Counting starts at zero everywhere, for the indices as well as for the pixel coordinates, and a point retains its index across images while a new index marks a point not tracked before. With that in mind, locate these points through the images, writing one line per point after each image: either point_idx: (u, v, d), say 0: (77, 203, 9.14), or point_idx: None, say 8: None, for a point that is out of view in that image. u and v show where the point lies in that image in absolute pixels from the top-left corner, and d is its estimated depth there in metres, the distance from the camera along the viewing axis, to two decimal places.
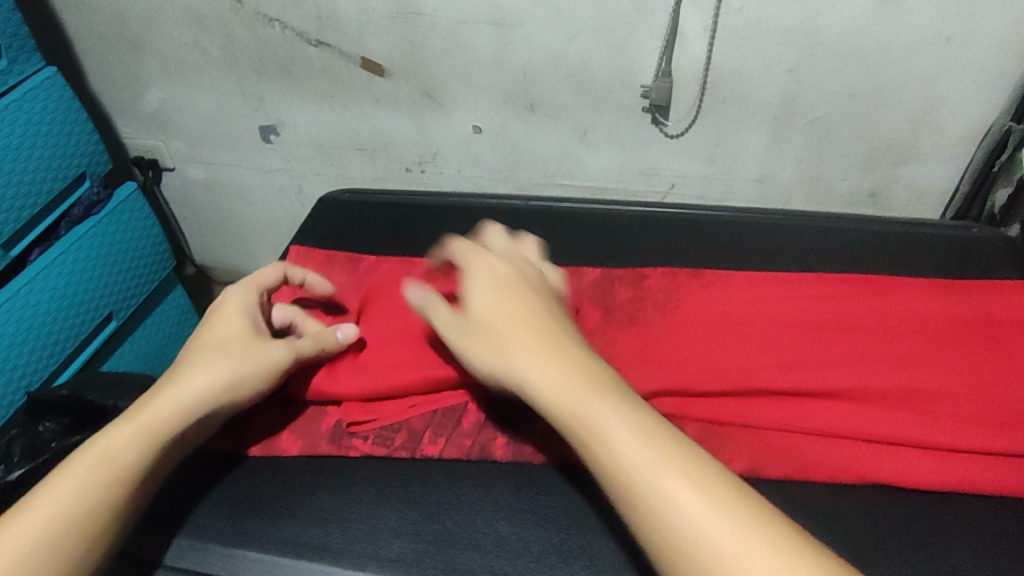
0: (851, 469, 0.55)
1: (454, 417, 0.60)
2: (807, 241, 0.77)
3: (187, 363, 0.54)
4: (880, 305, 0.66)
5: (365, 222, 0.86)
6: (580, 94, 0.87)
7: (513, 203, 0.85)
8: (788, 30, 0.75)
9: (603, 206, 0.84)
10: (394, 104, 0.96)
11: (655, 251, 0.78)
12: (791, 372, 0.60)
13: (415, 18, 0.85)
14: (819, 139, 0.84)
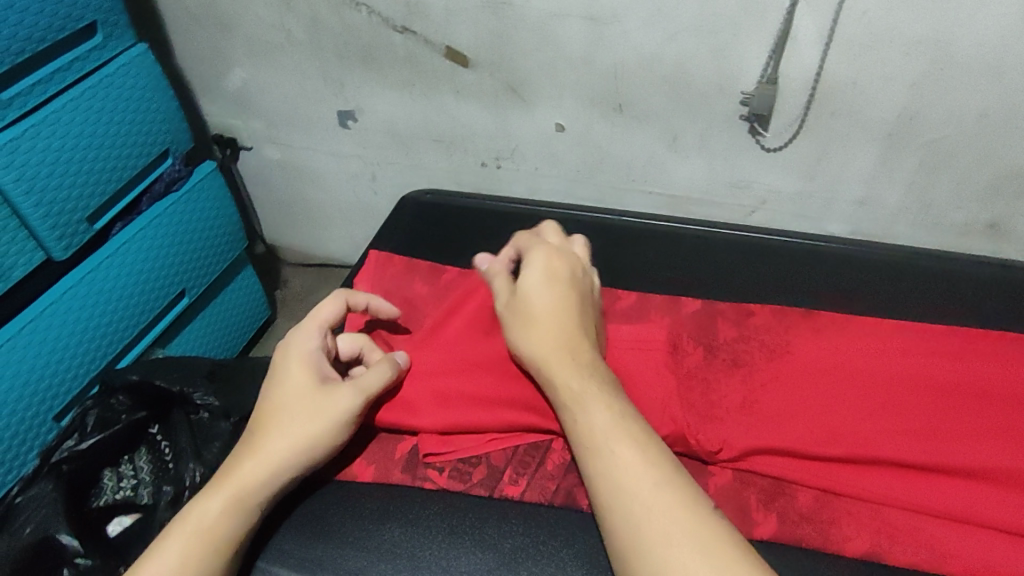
0: (985, 563, 0.52)
1: (537, 457, 0.60)
2: (921, 285, 0.72)
3: (266, 425, 0.56)
4: (1023, 371, 0.60)
5: (448, 227, 0.84)
6: (673, 97, 0.81)
7: (601, 218, 0.83)
8: (918, 40, 0.68)
9: (693, 227, 0.80)
10: (475, 97, 0.93)
11: (752, 284, 0.74)
12: (912, 442, 0.56)
13: (504, 9, 0.82)
14: (938, 162, 0.76)
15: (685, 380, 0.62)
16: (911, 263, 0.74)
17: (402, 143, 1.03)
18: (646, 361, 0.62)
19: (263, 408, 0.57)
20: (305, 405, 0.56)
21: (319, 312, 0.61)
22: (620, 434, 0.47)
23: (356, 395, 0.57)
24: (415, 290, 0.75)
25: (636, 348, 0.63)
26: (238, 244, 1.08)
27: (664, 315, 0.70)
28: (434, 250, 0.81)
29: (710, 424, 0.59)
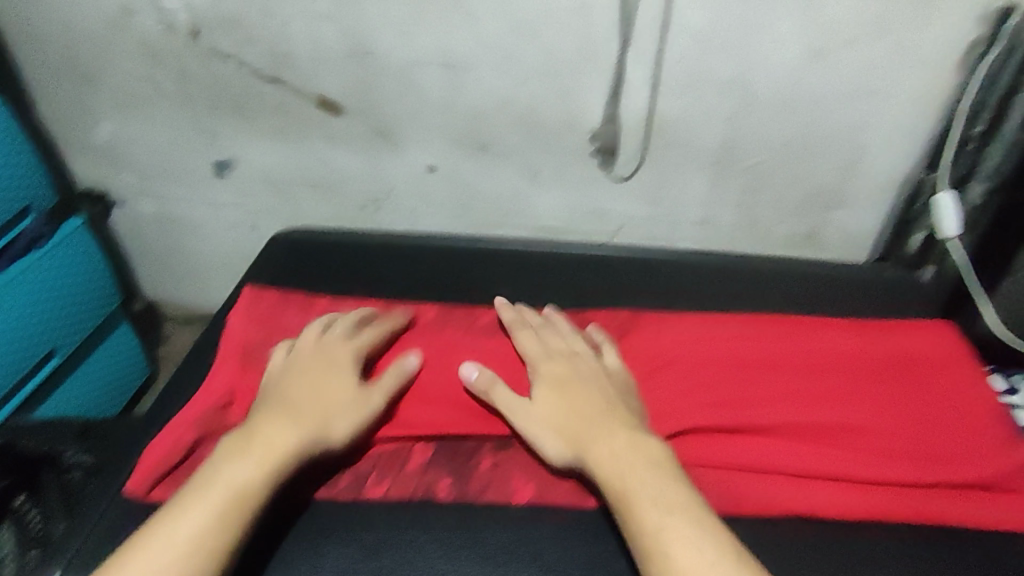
0: (776, 500, 0.65)
1: (399, 459, 0.69)
2: (731, 287, 0.84)
3: (299, 404, 0.67)
4: (808, 347, 0.77)
5: (325, 264, 0.88)
6: (530, 135, 0.90)
7: (454, 241, 0.87)
8: (725, 82, 0.80)
9: (545, 247, 0.87)
10: (348, 141, 0.97)
11: (600, 297, 0.86)
12: (718, 410, 0.71)
13: (369, 59, 0.88)
14: (756, 184, 0.88)
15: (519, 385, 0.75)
16: (728, 268, 0.85)
17: (279, 189, 1.05)
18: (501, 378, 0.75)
19: (300, 395, 0.68)
20: (315, 377, 0.70)
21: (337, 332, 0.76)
22: (643, 472, 0.59)
23: (393, 379, 0.73)
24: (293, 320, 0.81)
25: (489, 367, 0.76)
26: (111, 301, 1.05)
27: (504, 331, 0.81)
28: (305, 284, 0.87)
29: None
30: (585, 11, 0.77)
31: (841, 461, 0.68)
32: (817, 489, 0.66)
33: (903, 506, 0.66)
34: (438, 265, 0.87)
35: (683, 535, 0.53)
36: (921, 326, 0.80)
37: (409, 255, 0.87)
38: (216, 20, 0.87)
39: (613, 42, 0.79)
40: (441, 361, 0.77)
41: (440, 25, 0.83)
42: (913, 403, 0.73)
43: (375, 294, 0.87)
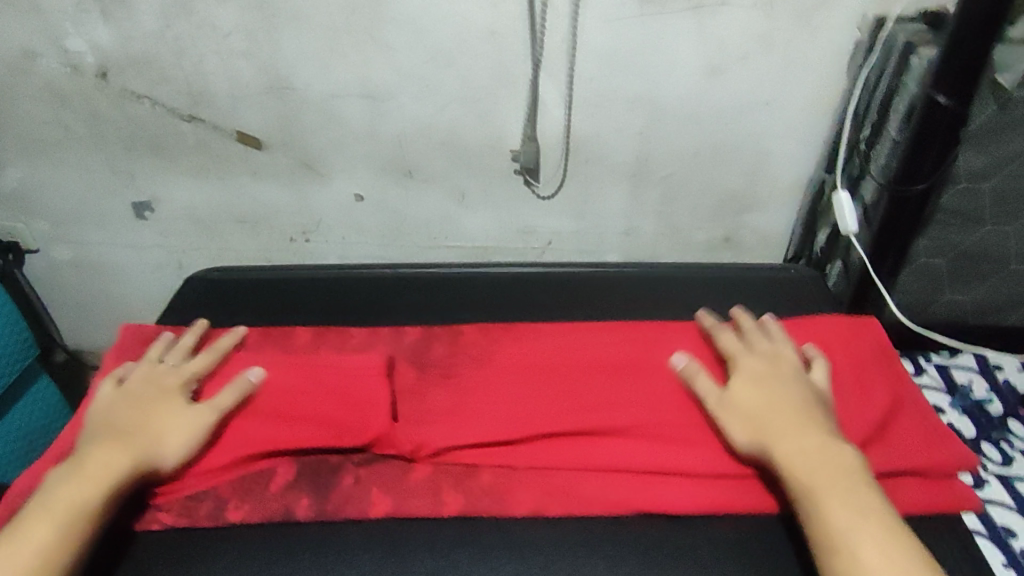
0: (626, 500, 0.60)
1: (263, 480, 0.61)
2: (643, 292, 0.83)
3: (126, 429, 0.60)
4: (688, 339, 0.72)
5: (231, 298, 0.84)
6: (453, 158, 0.92)
7: (381, 271, 0.86)
8: (634, 98, 0.83)
9: (471, 269, 0.87)
10: (272, 175, 0.97)
11: (515, 308, 0.81)
12: (567, 415, 0.65)
13: (287, 93, 0.88)
14: (672, 193, 0.91)
15: (398, 396, 0.67)
16: (647, 275, 0.85)
17: (204, 227, 1.03)
18: (361, 387, 0.66)
19: (124, 417, 0.61)
20: (160, 393, 0.63)
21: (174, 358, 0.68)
22: (884, 523, 0.51)
23: (232, 394, 0.64)
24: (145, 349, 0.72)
25: (353, 373, 0.67)
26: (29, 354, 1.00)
27: (384, 345, 0.75)
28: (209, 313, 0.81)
29: (407, 427, 0.64)
30: (495, 37, 0.80)
31: (703, 457, 0.62)
32: (680, 486, 0.61)
33: None
34: (347, 292, 0.84)
35: (835, 507, 0.52)
36: (840, 315, 0.72)
37: (318, 286, 0.85)
38: (127, 60, 0.86)
39: (526, 65, 0.82)
40: (294, 365, 0.68)
41: (356, 57, 0.84)
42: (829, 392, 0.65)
43: (276, 321, 0.81)
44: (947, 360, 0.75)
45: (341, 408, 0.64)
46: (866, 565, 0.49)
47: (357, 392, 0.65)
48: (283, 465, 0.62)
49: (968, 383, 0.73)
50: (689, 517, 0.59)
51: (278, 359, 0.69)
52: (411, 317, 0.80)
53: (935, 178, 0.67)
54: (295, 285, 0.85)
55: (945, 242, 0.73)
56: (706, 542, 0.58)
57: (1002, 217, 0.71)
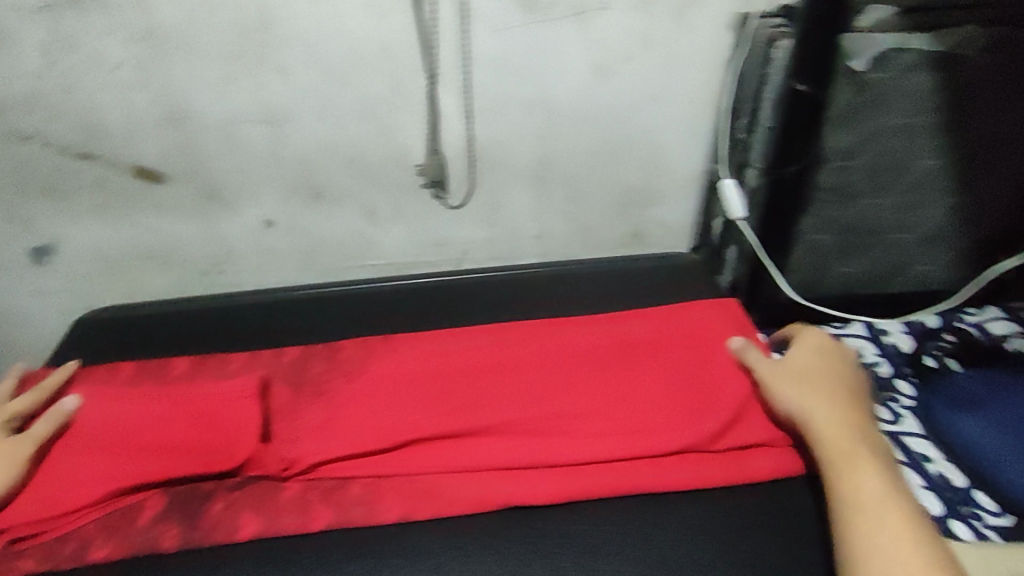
0: (497, 497, 0.61)
1: (129, 516, 0.60)
2: (524, 291, 0.86)
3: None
4: (566, 338, 0.76)
5: (120, 334, 0.83)
6: (359, 176, 0.92)
7: (275, 292, 0.87)
8: (530, 102, 0.85)
9: (368, 283, 0.88)
10: (176, 207, 0.95)
11: (407, 317, 0.83)
12: (452, 419, 0.67)
13: (184, 122, 0.87)
14: (577, 193, 0.94)
15: (274, 416, 0.69)
16: (531, 274, 0.89)
17: (110, 266, 1.00)
18: (237, 412, 0.67)
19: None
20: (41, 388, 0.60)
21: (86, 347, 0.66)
22: (894, 493, 0.54)
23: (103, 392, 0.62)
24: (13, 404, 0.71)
25: (229, 399, 0.68)
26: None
27: (265, 366, 0.76)
28: (96, 354, 0.81)
29: (282, 446, 0.66)
30: (388, 52, 0.81)
31: (566, 449, 0.64)
32: (547, 480, 0.62)
33: (691, 474, 0.63)
34: (241, 317, 0.84)
35: (866, 477, 0.55)
36: (691, 305, 0.79)
37: (211, 314, 0.85)
38: (13, 101, 0.83)
39: (421, 78, 0.83)
40: (171, 398, 0.69)
41: (252, 82, 0.84)
42: (688, 373, 0.71)
43: (165, 352, 0.80)
44: (839, 330, 0.81)
45: (213, 431, 0.66)
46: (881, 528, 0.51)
47: (231, 417, 0.67)
48: (152, 496, 0.62)
49: (859, 350, 0.78)
50: (569, 504, 0.61)
51: (161, 394, 0.70)
52: (300, 338, 0.81)
53: (806, 160, 0.71)
54: (187, 315, 0.85)
55: (827, 218, 0.77)
56: (592, 527, 0.59)
57: (876, 191, 0.75)
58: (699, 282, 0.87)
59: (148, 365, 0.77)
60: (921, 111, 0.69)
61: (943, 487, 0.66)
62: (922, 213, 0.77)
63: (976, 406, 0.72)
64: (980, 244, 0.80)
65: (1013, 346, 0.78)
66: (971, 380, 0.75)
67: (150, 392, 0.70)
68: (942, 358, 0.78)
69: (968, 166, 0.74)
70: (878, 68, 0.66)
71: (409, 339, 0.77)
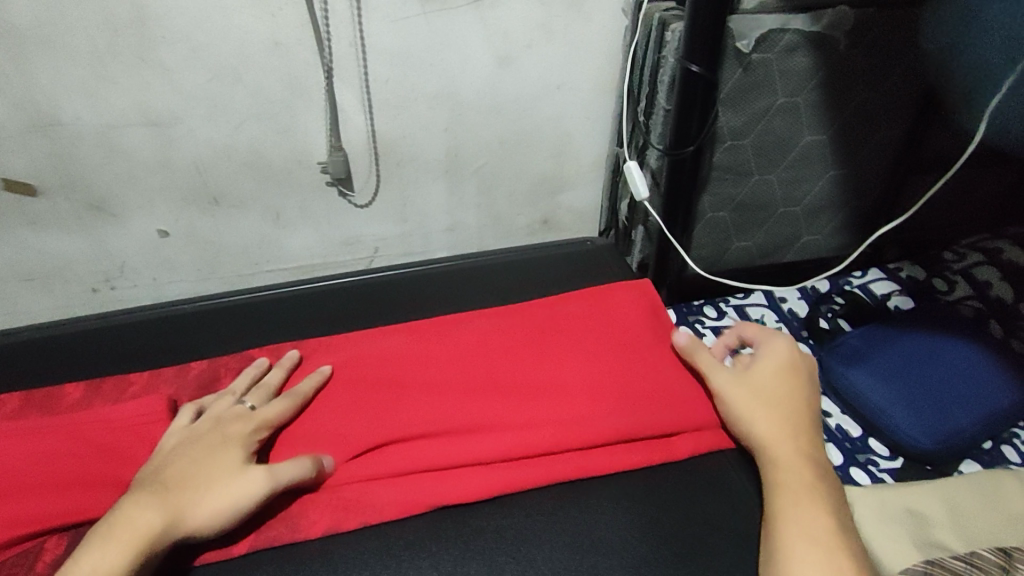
0: (419, 501, 0.59)
1: (29, 560, 0.54)
2: (435, 288, 0.85)
3: (188, 476, 0.55)
4: (478, 333, 0.76)
5: (5, 366, 0.76)
6: (260, 178, 0.88)
7: (178, 308, 0.82)
8: (433, 95, 0.84)
9: (275, 290, 0.85)
10: (55, 223, 0.87)
11: (314, 322, 0.81)
12: (369, 426, 0.65)
13: (55, 130, 0.79)
14: (488, 185, 0.94)
15: None
16: (444, 269, 0.88)
17: None
18: (144, 437, 0.63)
19: (191, 463, 0.56)
20: (232, 439, 0.59)
21: (219, 405, 0.63)
22: (817, 511, 0.56)
23: (296, 470, 0.58)
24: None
25: (132, 425, 0.64)
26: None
27: (168, 385, 0.72)
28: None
29: None
30: (280, 48, 0.78)
31: (487, 443, 0.64)
32: (472, 479, 0.61)
33: (618, 459, 0.64)
34: (141, 334, 0.79)
35: (803, 511, 0.56)
36: (602, 291, 0.81)
37: (107, 334, 0.79)
38: None
39: (317, 73, 0.80)
40: (63, 431, 0.63)
41: (131, 83, 0.78)
42: (603, 361, 0.72)
43: (57, 379, 0.74)
44: (742, 300, 0.86)
45: (117, 463, 0.61)
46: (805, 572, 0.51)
47: (136, 443, 0.62)
48: (52, 538, 0.56)
49: (760, 317, 0.84)
50: (498, 499, 0.61)
51: (48, 428, 0.64)
52: (204, 352, 0.77)
53: (702, 139, 0.74)
54: (79, 339, 0.79)
55: (724, 195, 0.81)
56: (521, 518, 0.59)
57: (765, 167, 0.79)
58: (612, 265, 0.89)
59: (35, 396, 0.71)
60: (800, 90, 0.74)
61: (841, 438, 0.72)
62: (807, 186, 0.82)
63: (862, 359, 0.76)
64: (859, 212, 0.87)
65: (894, 304, 0.85)
66: (855, 336, 0.79)
67: (37, 429, 0.64)
68: (834, 320, 0.83)
69: (845, 140, 0.80)
70: (759, 49, 0.70)
71: (320, 348, 0.75)
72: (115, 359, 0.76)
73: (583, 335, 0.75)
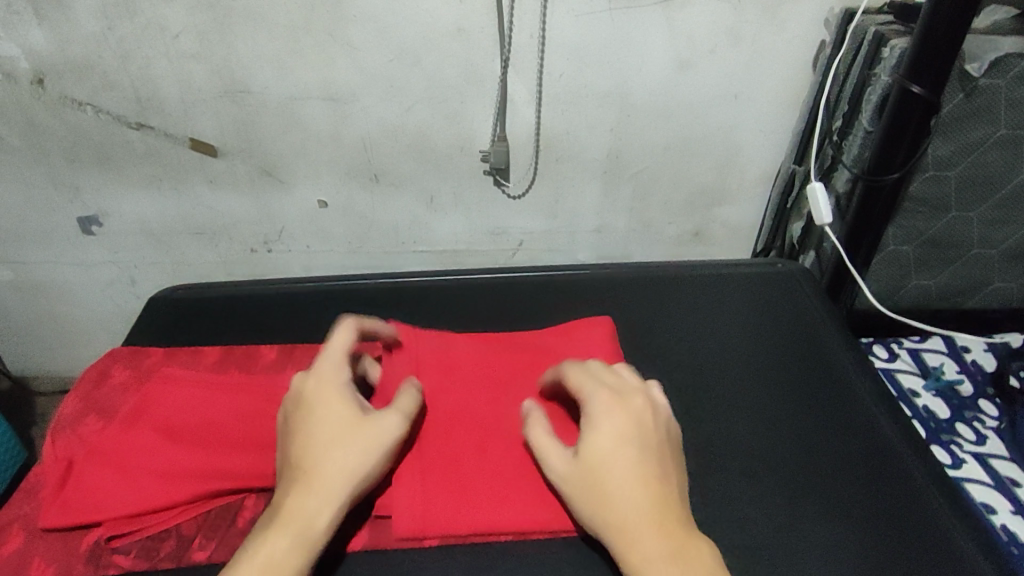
0: None
1: (230, 514, 0.52)
2: (622, 290, 0.77)
3: (613, 482, 0.47)
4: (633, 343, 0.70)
5: (199, 316, 0.75)
6: (421, 161, 0.89)
7: (361, 283, 0.78)
8: (605, 94, 0.83)
9: (458, 276, 0.79)
10: (230, 183, 0.92)
11: (496, 315, 0.74)
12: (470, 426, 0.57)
13: (244, 97, 0.84)
14: (643, 190, 0.92)
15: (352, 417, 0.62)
16: (639, 279, 0.78)
17: (158, 241, 0.98)
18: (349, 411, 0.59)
19: (611, 457, 0.48)
20: (624, 410, 0.50)
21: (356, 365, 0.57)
22: None
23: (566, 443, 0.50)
24: (110, 389, 0.62)
25: None
26: (19, 459, 0.86)
27: None
28: (170, 341, 0.73)
29: None
30: (462, 34, 0.78)
31: None
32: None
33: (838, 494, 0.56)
34: (319, 305, 0.76)
35: None
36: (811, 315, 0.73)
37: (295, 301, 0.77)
38: (66, 66, 0.81)
39: (494, 63, 0.80)
40: (271, 394, 0.59)
41: (318, 58, 0.80)
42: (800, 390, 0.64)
43: (249, 335, 0.72)
44: (919, 344, 0.81)
45: None
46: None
47: None
48: (251, 495, 0.53)
49: (939, 365, 0.79)
50: None
51: (254, 385, 0.60)
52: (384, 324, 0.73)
53: (908, 167, 0.68)
54: (266, 302, 0.76)
55: (912, 228, 0.75)
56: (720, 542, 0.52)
57: (967, 203, 0.73)
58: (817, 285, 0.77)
59: (235, 352, 0.67)
60: None
61: None
62: (1009, 231, 0.75)
63: None
64: None
65: None
66: None
67: (241, 381, 0.60)
68: None
69: None
70: (990, 73, 0.64)
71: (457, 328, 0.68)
72: (296, 328, 0.73)
73: (758, 351, 0.69)
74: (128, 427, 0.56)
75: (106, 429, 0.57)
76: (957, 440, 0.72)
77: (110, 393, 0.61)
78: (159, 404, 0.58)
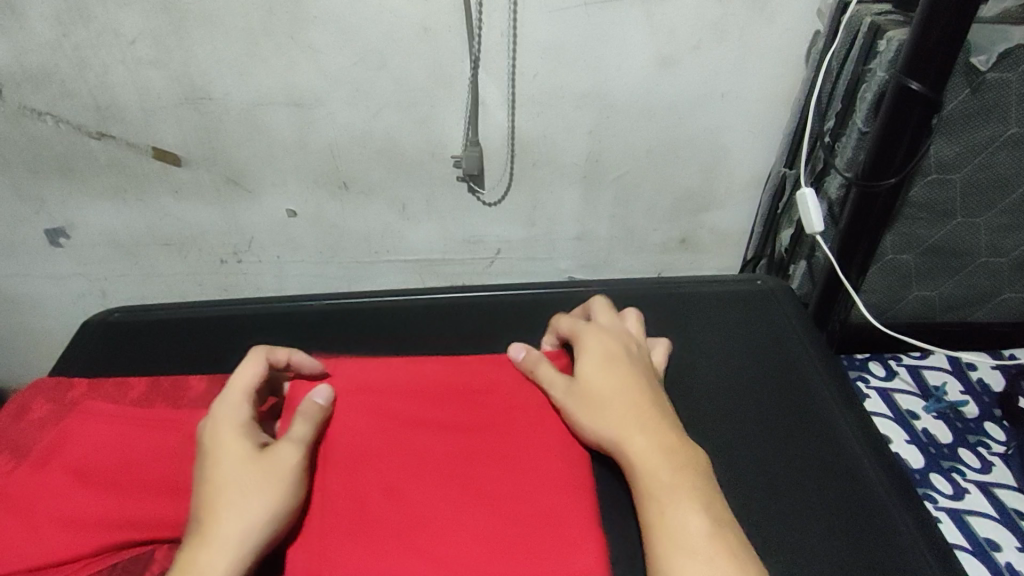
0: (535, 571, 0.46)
1: (137, 569, 0.49)
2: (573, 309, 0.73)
3: (604, 394, 0.51)
4: None
5: (133, 345, 0.73)
6: (391, 168, 0.85)
7: (306, 304, 0.75)
8: (582, 94, 0.78)
9: (415, 296, 0.75)
10: (196, 194, 0.89)
11: (444, 342, 0.71)
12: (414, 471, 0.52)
13: (205, 103, 0.80)
14: (626, 195, 0.87)
15: None
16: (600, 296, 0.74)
17: (127, 252, 0.95)
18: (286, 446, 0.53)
19: (605, 370, 0.52)
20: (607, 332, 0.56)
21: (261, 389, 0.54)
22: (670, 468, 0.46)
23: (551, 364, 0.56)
24: (26, 425, 0.59)
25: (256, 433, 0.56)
26: None
27: None
28: (98, 371, 0.70)
29: None
30: (429, 34, 0.73)
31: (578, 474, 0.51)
32: (580, 529, 0.48)
33: (817, 551, 0.51)
34: (262, 330, 0.73)
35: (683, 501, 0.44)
36: (793, 337, 0.68)
37: (240, 326, 0.74)
38: (20, 74, 0.77)
39: (464, 64, 0.75)
40: (188, 431, 0.57)
41: (280, 62, 0.76)
42: (779, 428, 0.59)
43: (183, 365, 0.70)
44: (919, 361, 0.76)
45: None
46: (675, 495, 0.44)
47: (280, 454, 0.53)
48: (162, 546, 0.50)
49: (942, 385, 0.73)
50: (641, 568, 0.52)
51: (171, 422, 0.57)
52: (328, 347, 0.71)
53: (907, 171, 0.62)
54: (206, 328, 0.74)
55: (912, 237, 0.69)
56: None
57: (972, 209, 0.67)
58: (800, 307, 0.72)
59: (162, 381, 0.65)
60: None
61: None
62: (1018, 238, 0.69)
63: None
64: None
65: None
66: None
67: (163, 419, 0.58)
68: None
69: None
70: (998, 67, 0.58)
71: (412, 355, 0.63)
72: (231, 358, 0.71)
73: (736, 378, 0.64)
74: (38, 471, 0.53)
75: (15, 471, 0.54)
76: (959, 468, 0.66)
77: (23, 431, 0.58)
78: (71, 443, 0.55)
